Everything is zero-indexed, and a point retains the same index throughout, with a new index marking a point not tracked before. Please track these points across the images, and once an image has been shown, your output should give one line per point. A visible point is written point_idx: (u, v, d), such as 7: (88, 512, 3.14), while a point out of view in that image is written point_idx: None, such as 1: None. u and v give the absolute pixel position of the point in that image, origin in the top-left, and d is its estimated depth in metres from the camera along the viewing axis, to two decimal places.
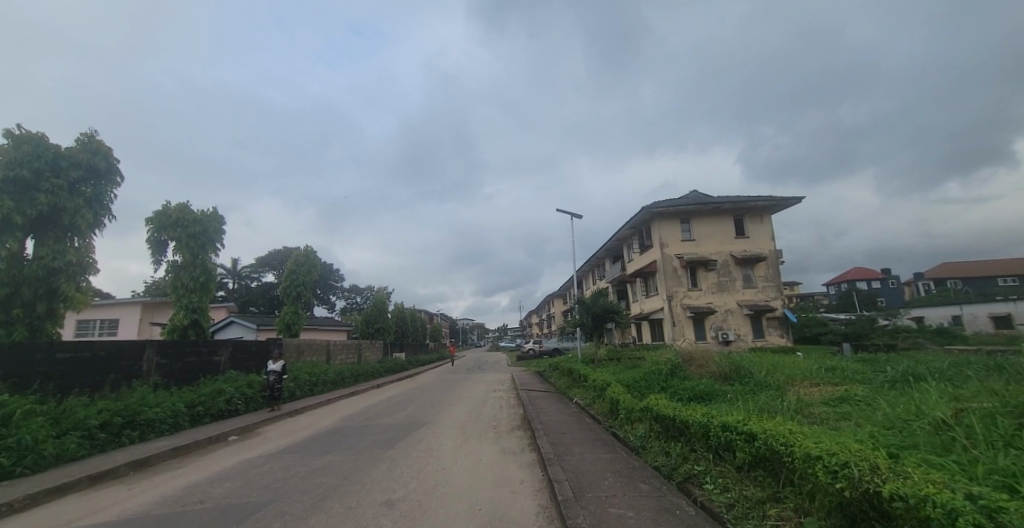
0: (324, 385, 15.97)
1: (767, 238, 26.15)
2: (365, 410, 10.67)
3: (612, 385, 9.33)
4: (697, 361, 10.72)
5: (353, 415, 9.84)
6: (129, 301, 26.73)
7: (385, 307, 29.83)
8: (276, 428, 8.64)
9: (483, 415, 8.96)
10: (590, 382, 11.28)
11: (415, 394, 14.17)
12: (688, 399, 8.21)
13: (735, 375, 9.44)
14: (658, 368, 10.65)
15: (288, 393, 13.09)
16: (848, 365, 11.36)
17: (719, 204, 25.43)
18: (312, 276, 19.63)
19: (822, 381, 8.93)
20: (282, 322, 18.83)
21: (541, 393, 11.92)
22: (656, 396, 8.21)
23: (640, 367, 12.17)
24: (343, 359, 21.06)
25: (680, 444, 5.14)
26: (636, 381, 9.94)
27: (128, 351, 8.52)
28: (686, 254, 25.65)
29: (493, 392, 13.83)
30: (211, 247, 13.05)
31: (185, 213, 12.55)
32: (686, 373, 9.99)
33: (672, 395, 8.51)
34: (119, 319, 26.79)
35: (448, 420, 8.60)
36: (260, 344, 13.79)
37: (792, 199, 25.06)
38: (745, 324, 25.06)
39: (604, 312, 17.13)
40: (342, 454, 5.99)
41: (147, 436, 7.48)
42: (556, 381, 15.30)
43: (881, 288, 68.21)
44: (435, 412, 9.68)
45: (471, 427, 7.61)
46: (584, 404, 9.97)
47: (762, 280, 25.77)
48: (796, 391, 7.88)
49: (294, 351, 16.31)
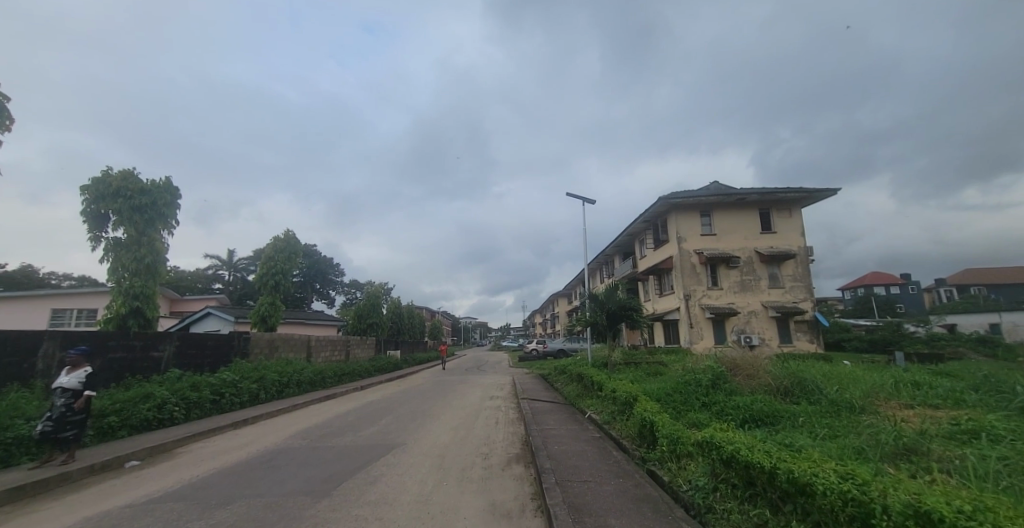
0: (299, 387, 14.01)
1: (796, 234, 23.92)
2: (329, 422, 8.62)
3: (640, 399, 7.26)
4: (743, 370, 8.51)
5: (309, 430, 7.77)
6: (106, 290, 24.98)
7: (378, 301, 27.89)
8: (202, 448, 6.57)
9: (472, 438, 6.79)
10: (607, 394, 9.09)
11: (399, 399, 12.22)
12: (746, 425, 6.09)
13: (799, 391, 7.25)
14: (693, 378, 8.44)
15: (248, 395, 11.13)
16: (927, 378, 9.20)
17: (744, 196, 23.16)
18: (292, 264, 17.70)
19: (915, 402, 6.81)
20: (258, 314, 16.83)
21: (546, 404, 9.94)
22: (703, 423, 6.09)
23: (668, 375, 9.98)
24: (328, 356, 19.14)
25: (790, 519, 2.97)
26: (669, 396, 7.78)
27: (11, 345, 6.60)
28: (706, 250, 23.44)
29: (488, 401, 11.66)
30: (161, 223, 11.11)
31: (128, 181, 10.62)
32: (733, 385, 7.82)
33: (724, 419, 6.39)
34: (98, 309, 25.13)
35: (426, 443, 6.46)
36: (220, 339, 11.85)
37: (827, 191, 22.76)
38: (770, 328, 22.89)
39: (620, 310, 15.02)
40: (245, 508, 3.86)
41: (15, 460, 5.53)
42: (564, 389, 13.18)
43: (900, 293, 65.34)
44: (413, 429, 7.53)
45: (452, 460, 5.46)
46: (603, 422, 7.87)
47: (789, 280, 23.53)
48: (898, 419, 5.74)
49: (267, 347, 14.38)
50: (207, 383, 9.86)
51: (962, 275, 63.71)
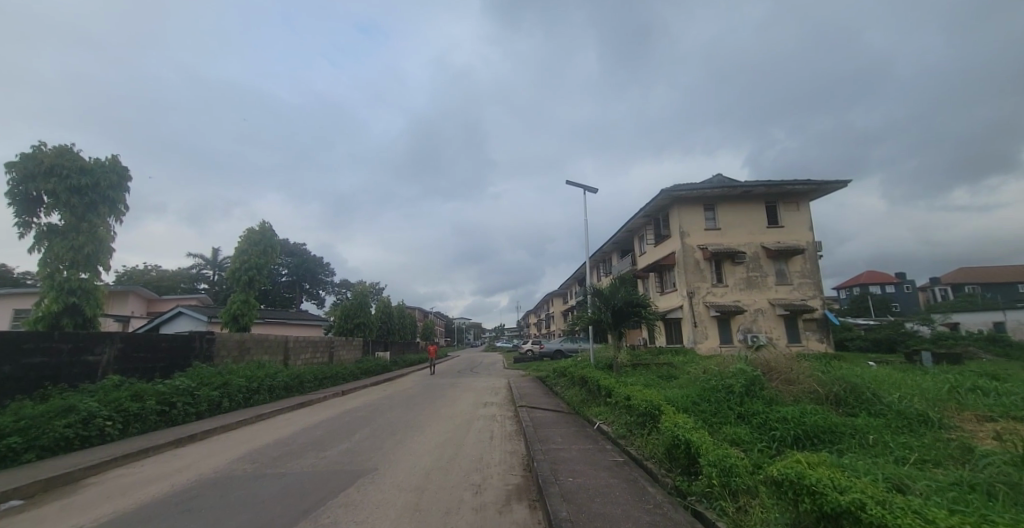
0: (271, 394, 12.63)
1: (803, 229, 22.93)
2: (293, 437, 7.27)
3: (665, 410, 6.02)
4: (777, 371, 7.28)
5: (264, 449, 6.41)
6: None
7: (366, 300, 26.43)
8: (120, 477, 5.19)
9: (462, 461, 5.51)
10: (621, 402, 7.81)
11: (382, 407, 10.87)
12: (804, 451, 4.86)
13: (853, 399, 6.02)
14: (721, 382, 7.18)
15: (206, 403, 9.73)
16: (984, 383, 8.03)
17: (751, 188, 22.07)
18: (267, 258, 16.27)
19: (999, 415, 5.60)
20: (229, 313, 15.34)
21: (547, 413, 8.70)
22: (751, 452, 4.81)
23: (686, 380, 8.75)
24: (309, 358, 17.74)
25: None
26: (698, 406, 6.52)
27: None
28: (710, 245, 22.35)
29: (482, 409, 10.35)
30: (105, 207, 9.64)
31: (65, 158, 9.15)
32: (772, 392, 6.56)
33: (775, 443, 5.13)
34: None
35: (404, 469, 5.15)
36: (178, 340, 10.47)
37: (837, 183, 21.75)
38: (777, 326, 21.88)
39: (626, 306, 13.81)
40: None
41: None
42: (566, 394, 11.90)
43: (896, 292, 64.98)
44: (390, 448, 6.22)
45: (434, 497, 4.16)
46: (620, 439, 6.62)
47: (797, 277, 22.51)
48: (998, 441, 4.53)
49: (236, 349, 12.98)
50: (154, 392, 8.46)
51: (957, 274, 63.60)
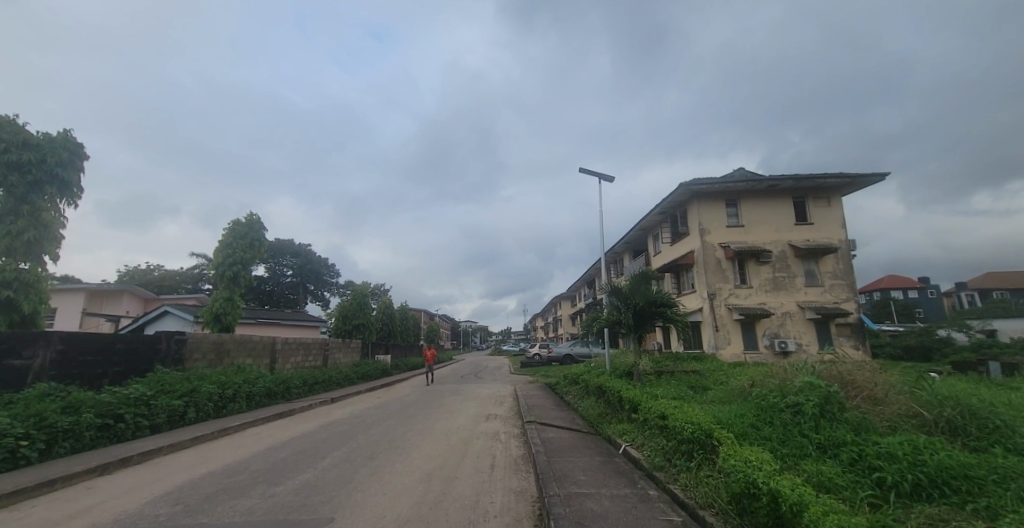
0: (249, 402, 11.32)
1: (835, 226, 21.22)
2: (249, 462, 5.89)
3: (722, 439, 4.50)
4: (855, 383, 5.72)
5: (204, 481, 5.03)
6: (71, 288, 24.84)
7: (366, 300, 25.15)
8: None
9: (450, 509, 4.04)
10: (654, 422, 6.29)
11: (369, 419, 9.42)
12: (948, 512, 3.30)
13: (978, 431, 4.45)
14: (783, 400, 5.65)
15: (164, 414, 8.39)
16: None
17: (778, 182, 20.42)
18: (252, 252, 15.05)
19: None
20: (210, 312, 14.12)
21: (560, 432, 7.22)
22: (869, 514, 3.25)
23: (730, 395, 7.20)
24: (299, 361, 16.47)
25: None
26: (760, 433, 5.00)
27: None
28: (733, 243, 20.73)
29: (483, 423, 8.90)
30: (53, 189, 8.42)
31: (5, 130, 7.97)
32: (856, 415, 5.02)
33: (894, 495, 3.58)
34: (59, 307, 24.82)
35: (369, 523, 3.70)
36: (137, 340, 9.21)
37: (874, 176, 20.01)
38: (807, 332, 20.17)
39: (648, 306, 12.32)
40: None
41: None
42: (581, 406, 10.41)
43: (920, 298, 62.45)
44: (359, 484, 4.76)
45: None
46: (657, 474, 5.12)
47: (829, 278, 20.79)
48: None
49: (214, 352, 11.71)
50: (94, 403, 7.13)
51: (984, 280, 61.03)
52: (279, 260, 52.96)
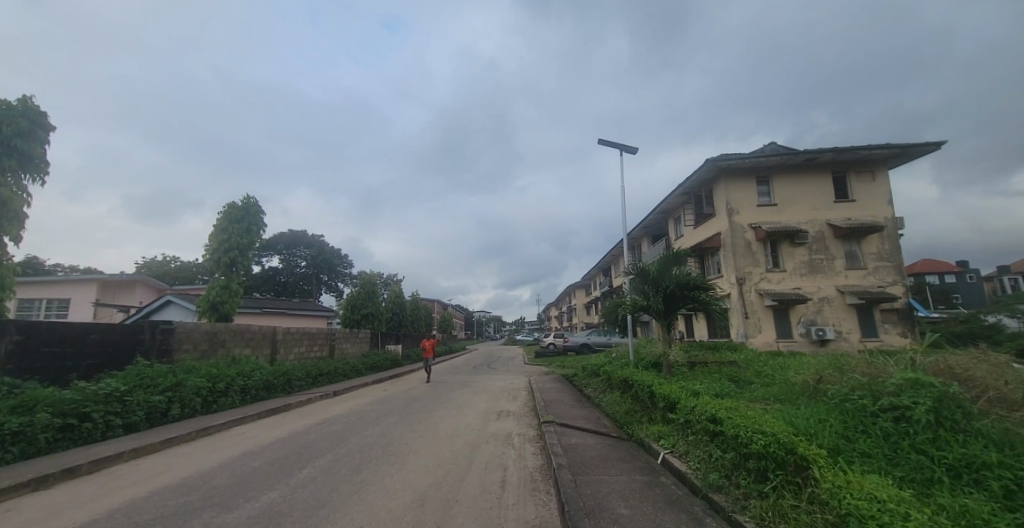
0: (244, 396, 10.53)
1: (879, 202, 19.39)
2: (212, 474, 4.92)
3: (816, 461, 3.26)
4: (972, 378, 4.41)
5: (146, 502, 4.04)
6: (82, 279, 24.59)
7: (374, 288, 24.30)
8: None
9: None
10: (700, 427, 5.11)
11: (367, 417, 8.45)
12: None
13: None
14: (876, 402, 4.39)
15: (142, 411, 7.55)
16: None
17: (818, 155, 18.61)
18: (249, 238, 14.22)
19: None
20: (207, 300, 13.35)
21: (582, 436, 6.10)
22: None
23: (792, 394, 5.94)
24: (304, 352, 15.69)
25: None
26: (856, 449, 3.77)
27: None
28: (765, 224, 19.12)
29: (494, 422, 7.85)
30: (11, 161, 7.49)
31: None
32: (991, 425, 3.74)
33: None
34: (70, 299, 24.65)
35: None
36: (115, 330, 8.37)
37: (927, 145, 18.04)
38: (848, 318, 18.55)
39: (679, 290, 11.02)
40: None
41: None
42: (603, 403, 9.26)
43: (958, 283, 58.96)
44: (332, 511, 3.71)
45: None
46: (717, 501, 3.92)
47: (872, 259, 19.06)
48: None
49: (207, 342, 10.92)
50: (53, 401, 6.28)
51: None
52: (293, 251, 52.94)
